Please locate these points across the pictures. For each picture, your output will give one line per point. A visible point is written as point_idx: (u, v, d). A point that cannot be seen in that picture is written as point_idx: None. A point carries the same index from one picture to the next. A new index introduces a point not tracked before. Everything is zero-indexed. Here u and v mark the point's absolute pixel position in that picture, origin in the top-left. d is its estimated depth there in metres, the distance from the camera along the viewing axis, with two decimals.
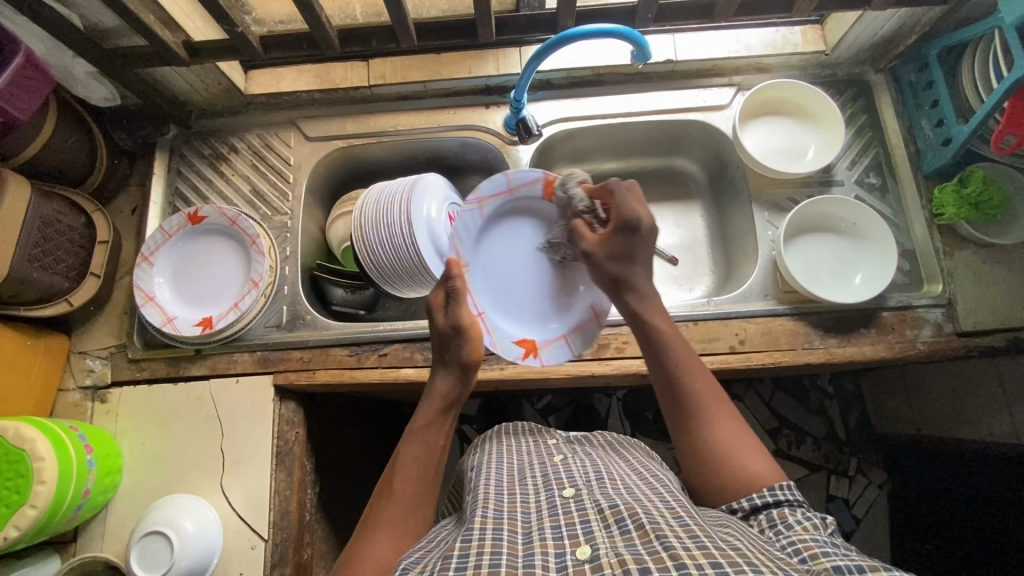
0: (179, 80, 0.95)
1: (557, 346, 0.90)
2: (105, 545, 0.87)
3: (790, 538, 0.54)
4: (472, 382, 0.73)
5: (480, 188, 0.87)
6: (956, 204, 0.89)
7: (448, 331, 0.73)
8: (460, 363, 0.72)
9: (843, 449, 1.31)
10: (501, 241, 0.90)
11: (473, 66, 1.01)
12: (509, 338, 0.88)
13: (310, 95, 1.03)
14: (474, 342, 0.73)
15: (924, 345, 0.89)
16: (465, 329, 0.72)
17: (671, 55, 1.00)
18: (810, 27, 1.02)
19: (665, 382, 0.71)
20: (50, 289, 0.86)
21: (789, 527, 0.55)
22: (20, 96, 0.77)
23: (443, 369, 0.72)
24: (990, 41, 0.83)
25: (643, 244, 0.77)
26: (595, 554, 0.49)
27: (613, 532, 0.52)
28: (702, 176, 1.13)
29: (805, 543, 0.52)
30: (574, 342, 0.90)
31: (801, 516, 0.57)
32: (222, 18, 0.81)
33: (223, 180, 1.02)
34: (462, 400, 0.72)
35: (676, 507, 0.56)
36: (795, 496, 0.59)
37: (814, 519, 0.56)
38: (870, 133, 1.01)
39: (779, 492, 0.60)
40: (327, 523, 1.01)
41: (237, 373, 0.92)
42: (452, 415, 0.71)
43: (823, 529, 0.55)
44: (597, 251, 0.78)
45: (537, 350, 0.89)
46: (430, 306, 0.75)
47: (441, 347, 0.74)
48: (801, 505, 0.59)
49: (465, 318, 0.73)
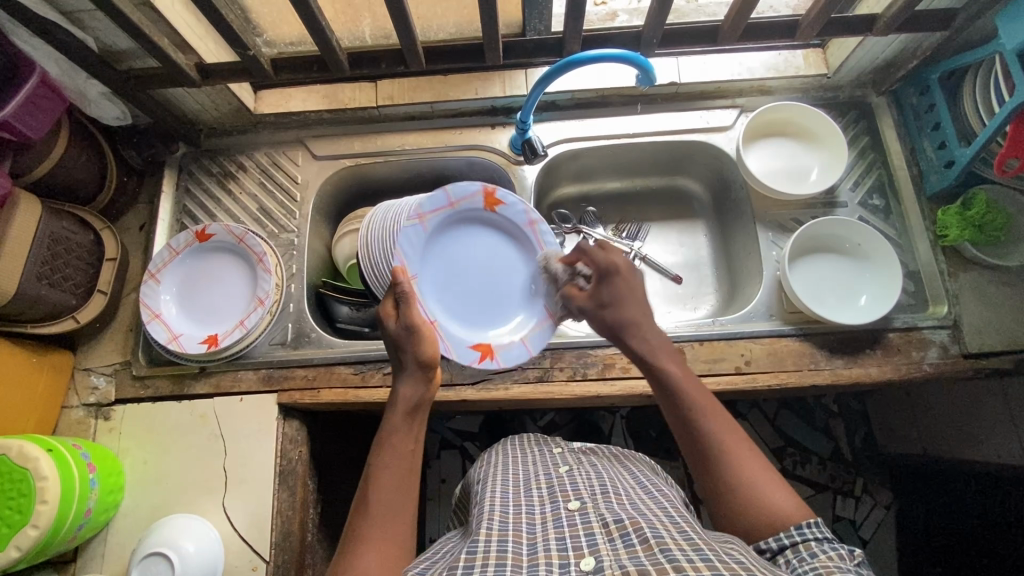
0: (190, 101, 0.97)
1: (512, 348, 0.91)
2: (105, 565, 0.86)
3: (812, 565, 0.52)
4: (434, 383, 0.73)
5: (421, 203, 0.89)
6: (959, 227, 0.90)
7: (401, 334, 0.73)
8: (418, 363, 0.72)
9: (849, 470, 1.29)
10: (453, 246, 0.93)
11: (480, 87, 1.03)
12: (466, 344, 0.90)
13: (319, 115, 1.05)
14: (430, 340, 0.73)
15: (930, 366, 0.89)
16: (416, 326, 0.73)
17: (675, 77, 1.01)
18: (812, 50, 1.03)
19: (681, 429, 0.67)
20: (58, 306, 0.87)
21: (813, 555, 0.54)
22: (35, 115, 0.79)
23: (403, 376, 0.72)
24: (990, 65, 0.84)
25: (620, 288, 0.75)
26: (599, 565, 0.48)
27: (617, 545, 0.51)
28: (705, 196, 1.14)
29: (827, 569, 0.51)
30: (531, 341, 0.91)
31: (827, 546, 0.55)
32: (235, 41, 0.82)
33: (231, 198, 1.03)
34: (427, 401, 0.72)
35: (680, 521, 0.56)
36: (823, 533, 0.57)
37: (841, 550, 0.54)
38: (873, 155, 1.01)
39: (807, 528, 0.57)
40: (329, 544, 1.00)
41: (241, 391, 0.92)
42: (419, 419, 0.70)
43: (850, 561, 0.53)
44: (585, 304, 0.78)
45: (493, 352, 0.91)
46: (380, 314, 0.75)
47: (397, 351, 0.73)
48: (829, 540, 0.56)
49: (416, 318, 0.73)
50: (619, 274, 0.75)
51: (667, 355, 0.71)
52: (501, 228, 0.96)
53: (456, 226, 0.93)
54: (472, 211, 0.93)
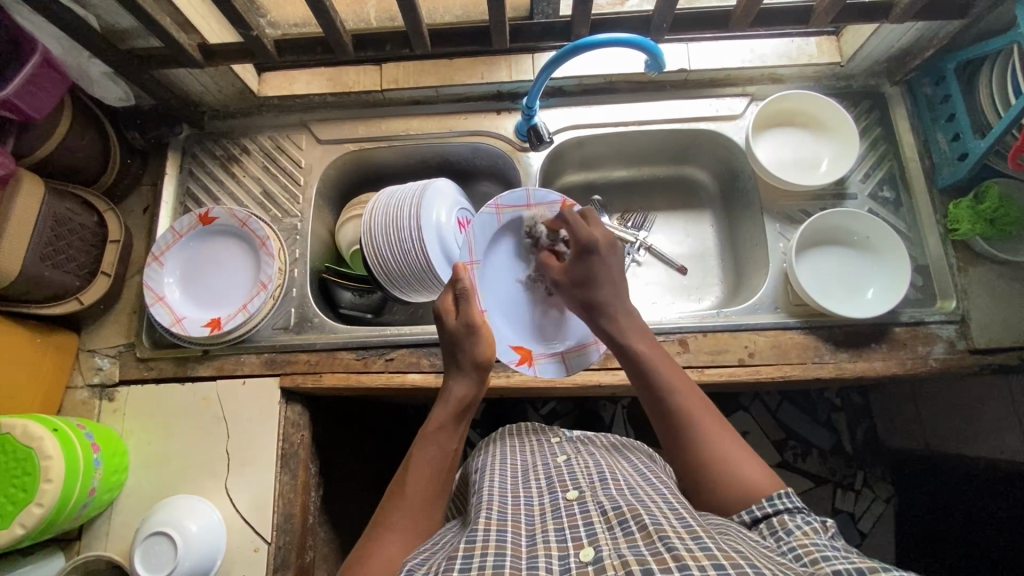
0: (193, 82, 0.96)
1: (552, 363, 0.92)
2: (109, 543, 0.87)
3: (790, 543, 0.51)
4: (486, 387, 0.73)
5: (500, 196, 0.90)
6: (972, 219, 0.88)
7: (461, 331, 0.74)
8: (474, 363, 0.72)
9: (850, 463, 1.29)
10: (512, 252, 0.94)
11: (486, 71, 1.01)
12: (508, 342, 0.91)
13: (323, 98, 1.04)
14: (488, 343, 0.73)
15: (936, 361, 0.88)
16: (476, 327, 0.74)
17: (685, 64, 1.00)
18: (826, 37, 1.01)
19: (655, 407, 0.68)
20: (61, 287, 0.87)
21: (790, 532, 0.52)
22: (36, 95, 0.78)
23: (457, 375, 0.72)
24: (1008, 55, 0.82)
25: (601, 267, 0.79)
26: (599, 555, 0.48)
27: (616, 534, 0.51)
28: (713, 186, 1.13)
29: (806, 548, 0.49)
30: (569, 361, 0.91)
31: (801, 520, 0.53)
32: (238, 21, 0.81)
33: (234, 181, 1.02)
34: (477, 404, 0.72)
35: (679, 507, 0.56)
36: (796, 504, 0.56)
37: (815, 523, 0.53)
38: (885, 146, 1.00)
39: (778, 499, 0.56)
40: (329, 526, 1.01)
41: (244, 374, 0.92)
42: (465, 421, 0.70)
43: (824, 533, 0.52)
44: (563, 278, 0.83)
45: (532, 360, 0.91)
46: (439, 310, 0.76)
47: (453, 352, 0.74)
48: (802, 510, 0.55)
49: (477, 317, 0.74)
50: (599, 253, 0.79)
51: (641, 338, 0.74)
52: None
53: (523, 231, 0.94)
54: (544, 221, 0.94)
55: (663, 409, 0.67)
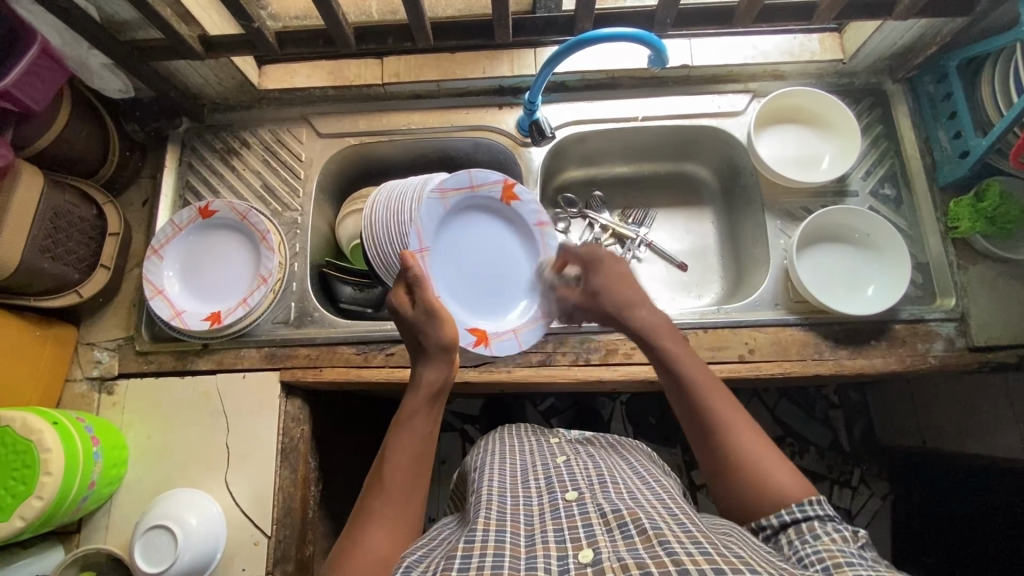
0: (194, 74, 0.96)
1: (506, 339, 0.92)
2: (109, 536, 0.87)
3: (814, 548, 0.52)
4: (457, 367, 0.72)
5: (443, 180, 0.91)
6: (972, 218, 0.87)
7: (422, 315, 0.73)
8: (440, 347, 0.71)
9: (846, 460, 1.30)
10: (467, 230, 0.95)
11: (488, 66, 1.01)
12: (463, 326, 0.91)
13: (323, 92, 1.03)
14: (449, 324, 0.72)
15: (935, 359, 0.88)
16: (434, 309, 0.72)
17: (687, 60, 0.99)
18: (829, 34, 1.01)
19: (692, 424, 0.66)
20: (60, 279, 0.87)
21: (816, 538, 0.53)
22: (34, 85, 0.77)
23: (426, 358, 0.71)
24: (1011, 53, 0.82)
25: (607, 274, 0.80)
26: (597, 557, 0.48)
27: (616, 537, 0.51)
28: (714, 183, 1.13)
29: (830, 553, 0.50)
30: (523, 335, 0.92)
31: (830, 527, 0.54)
32: (239, 12, 0.80)
33: (235, 175, 1.02)
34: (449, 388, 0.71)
35: (678, 513, 0.56)
36: (825, 510, 0.56)
37: (844, 531, 0.54)
38: (886, 144, 1.00)
39: (809, 505, 0.57)
40: (328, 521, 1.01)
41: (244, 368, 0.92)
42: (439, 405, 0.69)
43: (852, 543, 0.53)
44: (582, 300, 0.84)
45: (487, 340, 0.91)
46: (395, 302, 0.75)
47: (417, 335, 0.73)
48: (832, 518, 0.56)
49: (435, 301, 0.73)
50: (602, 261, 0.81)
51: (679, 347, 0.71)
52: (510, 220, 0.97)
53: (469, 211, 0.95)
54: (488, 198, 0.95)
55: (704, 433, 0.65)
